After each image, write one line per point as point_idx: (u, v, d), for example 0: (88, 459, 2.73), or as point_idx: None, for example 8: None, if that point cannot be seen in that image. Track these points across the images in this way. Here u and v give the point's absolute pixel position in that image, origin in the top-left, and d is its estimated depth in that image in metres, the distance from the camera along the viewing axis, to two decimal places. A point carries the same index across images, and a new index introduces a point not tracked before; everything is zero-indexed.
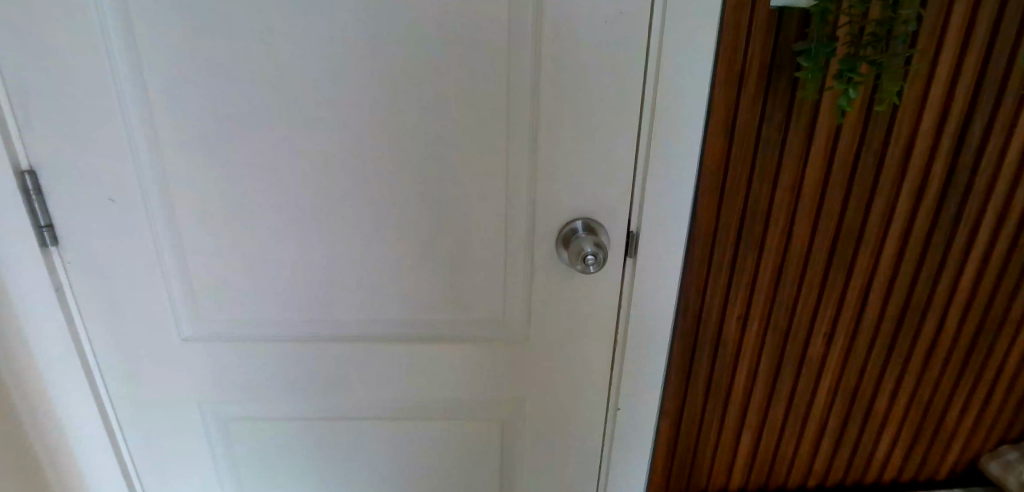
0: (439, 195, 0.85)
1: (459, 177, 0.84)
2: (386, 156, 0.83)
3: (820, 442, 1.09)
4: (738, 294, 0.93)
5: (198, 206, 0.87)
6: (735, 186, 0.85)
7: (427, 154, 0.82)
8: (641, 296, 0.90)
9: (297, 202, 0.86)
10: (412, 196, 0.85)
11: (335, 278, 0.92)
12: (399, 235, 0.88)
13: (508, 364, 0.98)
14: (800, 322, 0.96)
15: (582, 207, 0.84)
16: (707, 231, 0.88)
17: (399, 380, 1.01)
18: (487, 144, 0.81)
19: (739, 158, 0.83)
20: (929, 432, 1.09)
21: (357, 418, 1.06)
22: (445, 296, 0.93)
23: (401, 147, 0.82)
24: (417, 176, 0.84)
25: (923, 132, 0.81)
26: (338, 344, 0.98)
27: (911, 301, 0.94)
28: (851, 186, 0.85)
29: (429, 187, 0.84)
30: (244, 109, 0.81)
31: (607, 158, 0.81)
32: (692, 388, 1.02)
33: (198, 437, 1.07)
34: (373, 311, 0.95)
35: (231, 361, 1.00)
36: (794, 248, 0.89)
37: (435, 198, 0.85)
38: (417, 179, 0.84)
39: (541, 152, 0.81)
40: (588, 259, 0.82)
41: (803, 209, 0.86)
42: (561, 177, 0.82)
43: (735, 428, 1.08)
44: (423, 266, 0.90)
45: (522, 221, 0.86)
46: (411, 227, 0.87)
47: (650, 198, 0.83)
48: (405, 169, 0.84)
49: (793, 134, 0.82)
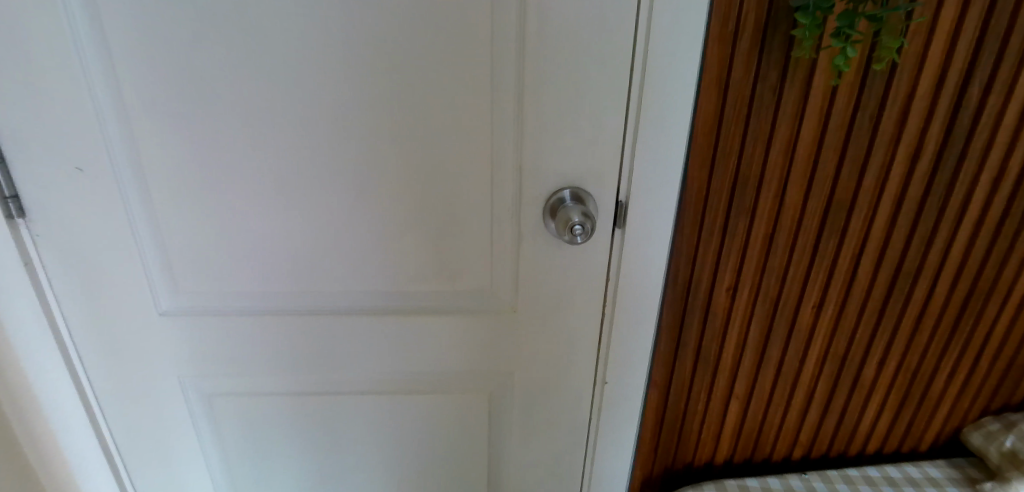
0: (423, 163, 0.82)
1: (443, 143, 0.81)
2: (366, 123, 0.80)
3: (808, 411, 1.09)
4: (728, 261, 0.92)
5: (172, 174, 0.84)
6: (728, 149, 0.83)
7: (409, 120, 0.79)
8: (630, 265, 0.88)
9: (275, 170, 0.83)
10: (395, 164, 0.82)
11: (315, 249, 0.89)
12: (382, 205, 0.85)
13: (496, 335, 0.96)
14: (790, 290, 0.95)
15: (570, 174, 0.82)
16: (698, 196, 0.86)
17: (384, 353, 0.99)
18: (471, 109, 0.78)
19: (732, 120, 0.81)
20: (916, 401, 1.10)
21: (342, 394, 1.04)
22: (430, 268, 0.91)
23: (382, 113, 0.79)
24: (399, 144, 0.81)
25: (919, 94, 0.78)
26: (320, 317, 0.95)
27: (903, 268, 0.93)
28: (845, 150, 0.83)
29: (413, 155, 0.82)
30: (215, 72, 0.77)
31: (596, 123, 0.78)
32: (681, 358, 1.01)
33: (181, 413, 1.05)
34: (356, 284, 0.92)
35: (210, 335, 0.97)
36: (786, 214, 0.87)
37: (419, 167, 0.82)
38: (399, 147, 0.81)
39: (527, 118, 0.78)
40: (576, 229, 0.80)
41: (796, 174, 0.84)
42: (548, 145, 0.80)
43: (724, 398, 1.07)
44: (407, 235, 0.88)
45: (509, 191, 0.84)
46: (394, 198, 0.85)
47: (640, 167, 0.81)
48: (387, 135, 0.80)
49: (788, 95, 0.79)
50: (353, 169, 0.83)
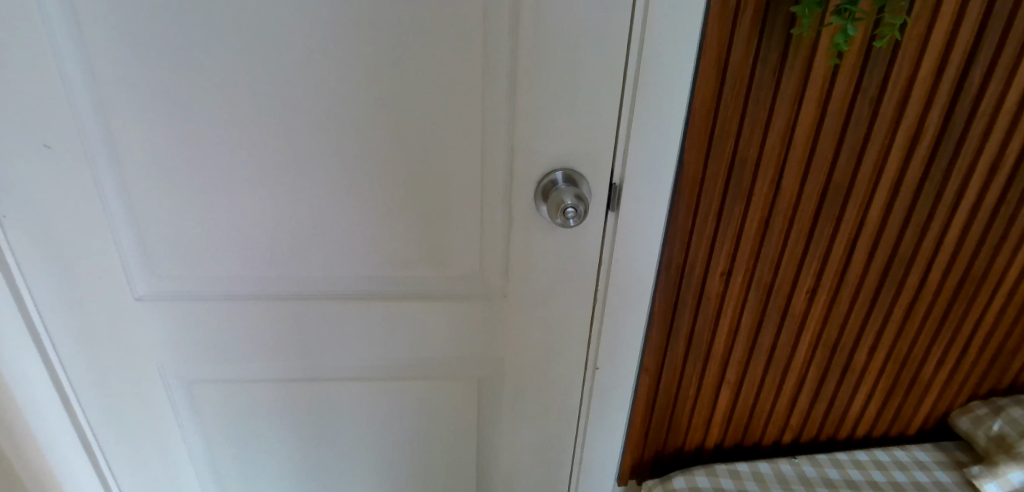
0: (410, 143, 0.79)
1: (431, 122, 0.78)
2: (350, 101, 0.76)
3: (798, 397, 1.09)
4: (723, 247, 0.90)
5: (147, 153, 0.80)
6: (725, 132, 0.80)
7: (396, 99, 0.76)
8: (623, 249, 0.86)
9: (255, 150, 0.80)
10: (382, 144, 0.79)
11: (298, 232, 0.86)
12: (368, 187, 0.82)
13: (485, 320, 0.94)
14: (784, 277, 0.93)
15: (563, 156, 0.79)
16: (695, 180, 0.83)
17: (370, 338, 0.96)
18: (461, 87, 0.75)
19: (730, 102, 0.78)
20: (906, 386, 1.10)
21: (328, 380, 1.02)
22: (418, 252, 0.88)
23: (368, 91, 0.76)
24: (386, 123, 0.78)
25: (921, 76, 0.76)
26: (304, 302, 0.92)
27: (898, 254, 0.92)
28: (844, 134, 0.81)
29: (399, 135, 0.78)
30: (191, 46, 0.73)
31: (591, 102, 0.75)
32: (673, 344, 1.00)
33: (163, 400, 1.03)
34: (341, 268, 0.90)
35: (190, 320, 0.94)
36: (782, 199, 0.85)
37: (406, 148, 0.79)
38: (386, 126, 0.78)
39: (520, 97, 0.75)
40: (568, 212, 0.77)
41: (794, 158, 0.82)
42: (541, 125, 0.77)
43: (715, 383, 1.06)
44: (394, 218, 0.85)
45: (500, 173, 0.81)
46: (380, 180, 0.82)
47: (635, 149, 0.78)
48: (373, 114, 0.77)
49: (788, 76, 0.76)
50: (338, 149, 0.79)
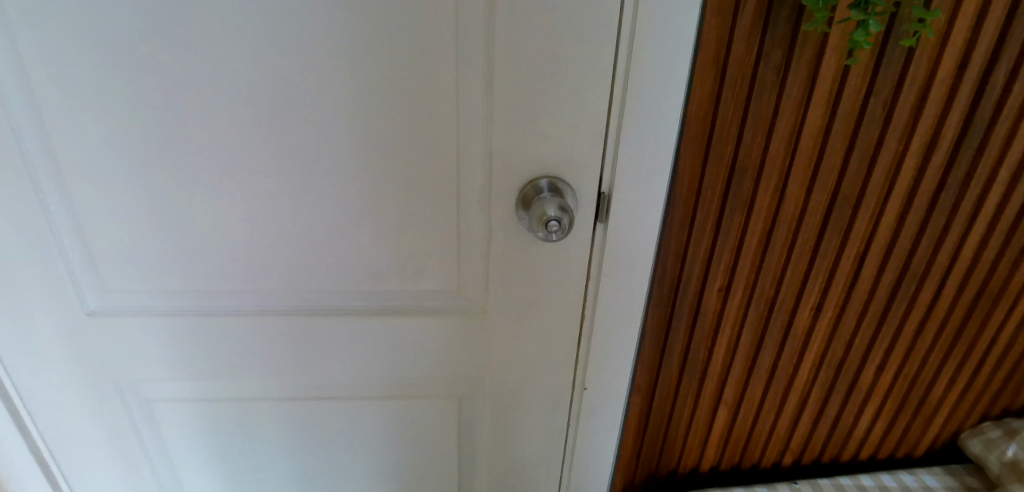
0: (379, 147, 0.72)
1: (401, 125, 0.70)
2: (310, 99, 0.69)
3: (800, 418, 1.02)
4: (721, 261, 0.82)
5: (90, 157, 0.72)
6: (724, 136, 0.73)
7: (361, 98, 0.69)
8: (612, 263, 0.79)
9: (209, 153, 0.72)
10: (347, 147, 0.72)
11: (260, 242, 0.79)
12: (333, 194, 0.75)
13: (464, 337, 0.87)
14: (787, 293, 0.86)
15: (547, 161, 0.72)
16: (690, 188, 0.76)
17: (342, 356, 0.89)
18: (433, 86, 0.68)
19: (730, 104, 0.71)
20: (913, 407, 1.03)
21: (297, 399, 0.95)
22: (390, 265, 0.81)
23: (331, 89, 0.68)
24: (351, 125, 0.71)
25: (940, 77, 0.69)
26: (268, 317, 0.85)
27: (909, 269, 0.85)
28: (854, 139, 0.74)
29: (367, 137, 0.71)
30: (133, 40, 0.66)
31: (577, 104, 0.68)
32: (667, 363, 0.93)
33: (122, 420, 0.95)
34: (306, 281, 0.82)
35: (145, 336, 0.87)
36: (786, 209, 0.78)
37: (374, 151, 0.72)
38: (351, 128, 0.71)
39: (498, 97, 0.68)
40: (551, 225, 0.70)
41: (799, 165, 0.75)
42: (522, 127, 0.70)
43: (712, 405, 0.98)
44: (363, 228, 0.78)
45: (478, 180, 0.74)
46: (346, 186, 0.74)
47: (626, 155, 0.71)
48: (336, 115, 0.70)
49: (794, 75, 0.69)
50: (300, 153, 0.72)
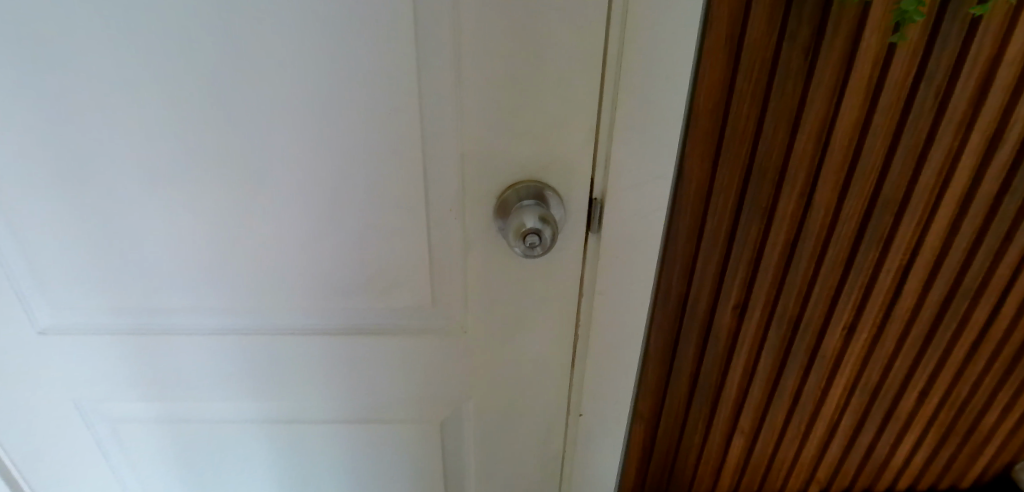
0: (329, 152, 0.60)
1: (354, 126, 0.59)
2: (244, 94, 0.57)
3: (828, 446, 0.90)
4: (735, 278, 0.70)
5: (15, 164, 0.63)
6: (738, 133, 0.61)
7: (304, 93, 0.57)
8: (606, 278, 0.69)
9: (143, 160, 0.62)
10: (293, 151, 0.61)
11: (208, 258, 0.69)
12: (282, 205, 0.64)
13: (445, 358, 0.77)
14: (815, 315, 0.73)
15: (530, 165, 0.60)
16: (697, 192, 0.64)
17: (312, 378, 0.80)
18: (389, 79, 0.56)
19: (746, 93, 0.58)
20: (960, 435, 0.91)
21: (266, 421, 0.86)
22: (354, 282, 0.71)
23: (267, 83, 0.57)
24: (295, 127, 0.59)
25: (1009, 58, 0.56)
26: (227, 336, 0.77)
27: (962, 285, 0.73)
28: (898, 134, 0.61)
29: (315, 141, 0.60)
30: (35, 32, 0.55)
31: (564, 99, 0.56)
32: (673, 387, 0.81)
33: (88, 440, 0.88)
34: (263, 297, 0.73)
35: (101, 355, 0.79)
36: (813, 219, 0.65)
37: (323, 156, 0.61)
38: (296, 130, 0.59)
39: (467, 88, 0.56)
40: (531, 239, 0.58)
41: (831, 168, 0.62)
42: (498, 125, 0.58)
43: (726, 434, 0.87)
44: (321, 243, 0.67)
45: (448, 188, 0.63)
46: (297, 196, 0.64)
47: (622, 155, 0.60)
48: (276, 113, 0.58)
49: (825, 59, 0.56)
50: (239, 159, 0.61)
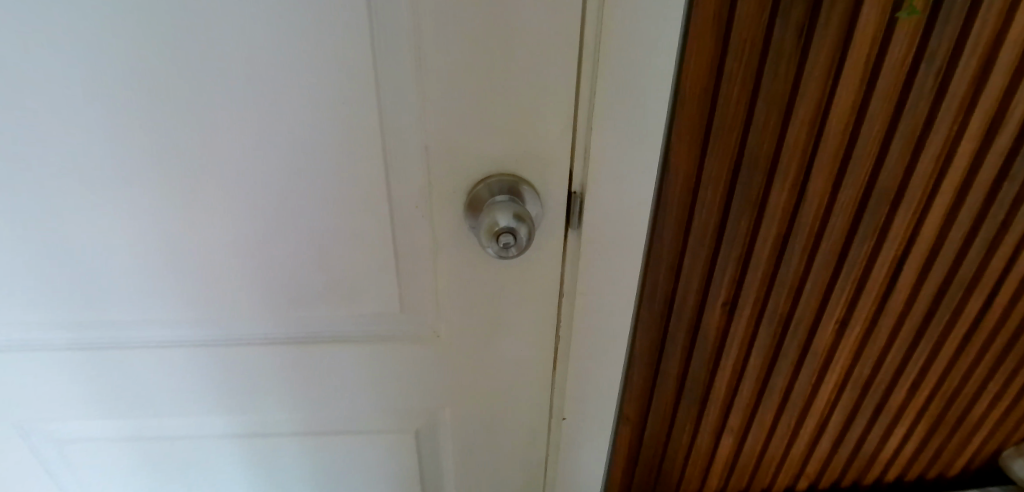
0: (268, 152, 0.52)
1: (302, 121, 0.51)
2: (155, 88, 0.48)
3: (818, 442, 0.88)
4: (723, 276, 0.66)
5: None
6: (728, 120, 0.56)
7: (232, 85, 0.48)
8: (587, 276, 0.64)
9: (52, 166, 0.52)
10: (224, 153, 0.52)
11: (141, 275, 0.60)
12: (216, 214, 0.56)
13: (417, 367, 0.71)
14: (807, 311, 0.70)
15: (503, 159, 0.54)
16: (685, 184, 0.59)
17: (271, 395, 0.73)
18: (335, 65, 0.48)
19: (736, 76, 0.53)
20: (950, 425, 0.89)
21: (223, 443, 0.79)
22: (310, 292, 0.63)
23: (184, 75, 0.48)
24: (224, 124, 0.50)
25: (1014, 35, 0.52)
26: (170, 358, 0.68)
27: (957, 275, 0.70)
28: (897, 117, 0.57)
29: (248, 140, 0.51)
30: None
31: (540, 86, 0.50)
32: (660, 389, 0.77)
33: (25, 469, 0.80)
34: (202, 316, 0.64)
35: (24, 383, 0.69)
36: (807, 212, 0.61)
37: (261, 157, 0.53)
38: (226, 129, 0.51)
39: (428, 73, 0.49)
40: (504, 240, 0.52)
41: (825, 157, 0.57)
42: (465, 114, 0.51)
43: (714, 435, 0.83)
44: (272, 250, 0.59)
45: (414, 186, 0.56)
46: (233, 203, 0.55)
47: (601, 144, 0.54)
48: (200, 110, 0.50)
49: (821, 39, 0.51)
50: (159, 163, 0.52)
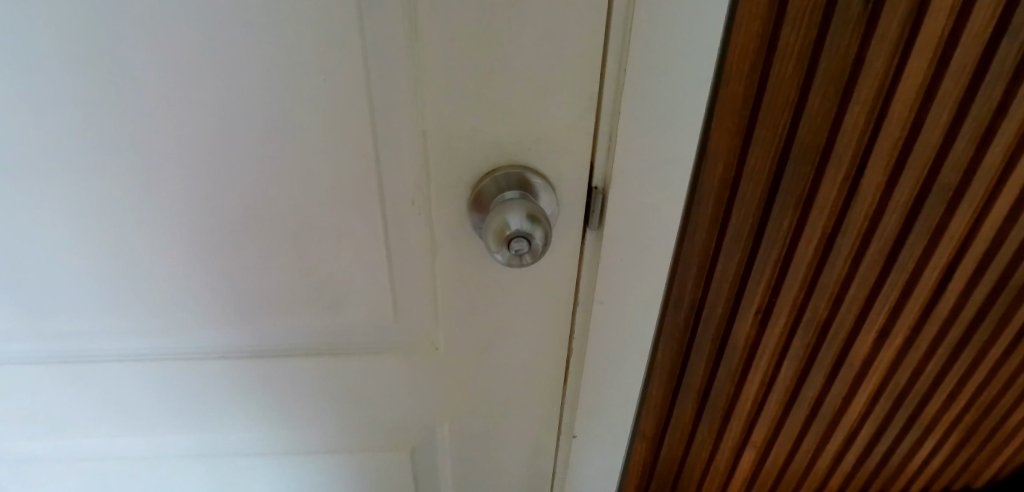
0: (213, 153, 0.41)
1: (255, 107, 0.39)
2: (61, 69, 0.36)
3: (845, 455, 0.81)
4: (759, 282, 0.58)
5: None
6: (779, 106, 0.47)
7: (159, 67, 0.36)
8: (606, 282, 0.54)
9: None
10: (155, 156, 0.40)
11: (67, 301, 0.49)
12: (152, 229, 0.44)
13: (409, 389, 0.62)
14: (847, 318, 0.62)
15: (512, 151, 0.44)
16: (723, 180, 0.51)
17: (240, 427, 0.61)
18: (295, 39, 0.36)
19: (791, 53, 0.44)
20: (983, 436, 0.83)
21: (181, 480, 0.68)
22: (276, 316, 0.52)
23: (94, 51, 0.36)
24: (152, 117, 0.39)
25: None
26: (109, 393, 0.56)
27: (1012, 278, 0.63)
28: (967, 103, 0.49)
29: (186, 138, 0.40)
30: None
31: (559, 62, 0.40)
32: (681, 402, 0.70)
33: None
34: (143, 347, 0.53)
35: None
36: (858, 208, 0.53)
37: (205, 159, 0.41)
38: (155, 123, 0.39)
39: (418, 48, 0.38)
40: (517, 246, 0.42)
41: (885, 146, 0.50)
42: (466, 96, 0.41)
43: (736, 448, 0.77)
44: (237, 257, 0.47)
45: (407, 180, 0.45)
46: (172, 216, 0.44)
47: (630, 130, 0.44)
48: (122, 100, 0.38)
49: (895, 7, 0.43)
50: (75, 165, 0.41)
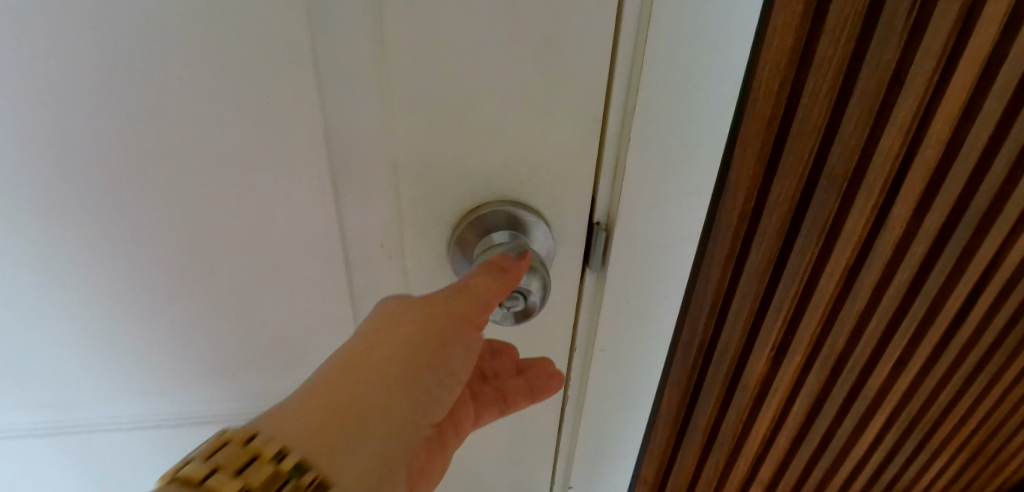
0: (151, 169, 0.36)
1: (214, 122, 0.35)
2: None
3: (851, 485, 0.77)
4: (776, 319, 0.52)
5: None
6: (809, 131, 0.40)
7: (114, 80, 0.33)
8: (609, 329, 0.48)
9: None
10: (100, 174, 0.36)
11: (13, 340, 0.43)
12: (85, 246, 0.39)
13: None
14: (865, 350, 0.57)
15: (502, 184, 0.38)
16: (743, 216, 0.44)
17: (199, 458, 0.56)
18: (257, 45, 0.33)
19: (827, 70, 0.37)
20: (987, 454, 0.80)
21: None
22: (236, 353, 0.47)
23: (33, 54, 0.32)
24: (106, 137, 0.35)
25: None
26: (52, 434, 0.51)
27: None
28: (1011, 121, 0.44)
29: (119, 148, 0.35)
30: None
31: (557, 87, 0.34)
32: (685, 446, 0.63)
33: None
34: (94, 388, 0.47)
35: None
36: (885, 238, 0.48)
37: (144, 172, 0.36)
38: (109, 142, 0.35)
39: (389, 61, 0.32)
40: (511, 300, 0.38)
41: (918, 170, 0.44)
42: (448, 123, 0.35)
43: (741, 485, 0.71)
44: (195, 291, 0.43)
45: (380, 212, 0.39)
46: (107, 236, 0.39)
47: (640, 161, 0.38)
48: (58, 111, 0.34)
49: (944, 18, 0.37)
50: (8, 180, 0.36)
